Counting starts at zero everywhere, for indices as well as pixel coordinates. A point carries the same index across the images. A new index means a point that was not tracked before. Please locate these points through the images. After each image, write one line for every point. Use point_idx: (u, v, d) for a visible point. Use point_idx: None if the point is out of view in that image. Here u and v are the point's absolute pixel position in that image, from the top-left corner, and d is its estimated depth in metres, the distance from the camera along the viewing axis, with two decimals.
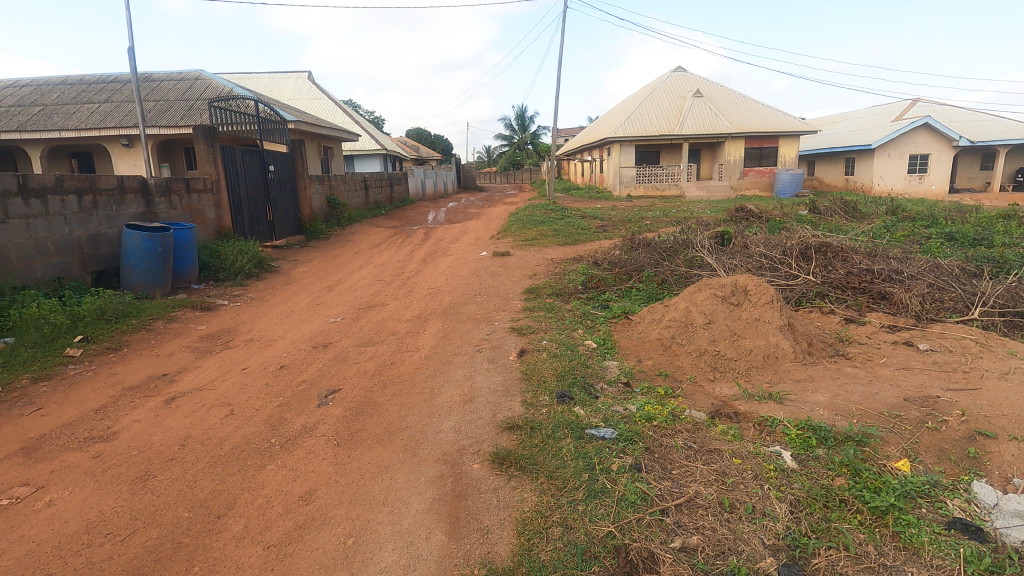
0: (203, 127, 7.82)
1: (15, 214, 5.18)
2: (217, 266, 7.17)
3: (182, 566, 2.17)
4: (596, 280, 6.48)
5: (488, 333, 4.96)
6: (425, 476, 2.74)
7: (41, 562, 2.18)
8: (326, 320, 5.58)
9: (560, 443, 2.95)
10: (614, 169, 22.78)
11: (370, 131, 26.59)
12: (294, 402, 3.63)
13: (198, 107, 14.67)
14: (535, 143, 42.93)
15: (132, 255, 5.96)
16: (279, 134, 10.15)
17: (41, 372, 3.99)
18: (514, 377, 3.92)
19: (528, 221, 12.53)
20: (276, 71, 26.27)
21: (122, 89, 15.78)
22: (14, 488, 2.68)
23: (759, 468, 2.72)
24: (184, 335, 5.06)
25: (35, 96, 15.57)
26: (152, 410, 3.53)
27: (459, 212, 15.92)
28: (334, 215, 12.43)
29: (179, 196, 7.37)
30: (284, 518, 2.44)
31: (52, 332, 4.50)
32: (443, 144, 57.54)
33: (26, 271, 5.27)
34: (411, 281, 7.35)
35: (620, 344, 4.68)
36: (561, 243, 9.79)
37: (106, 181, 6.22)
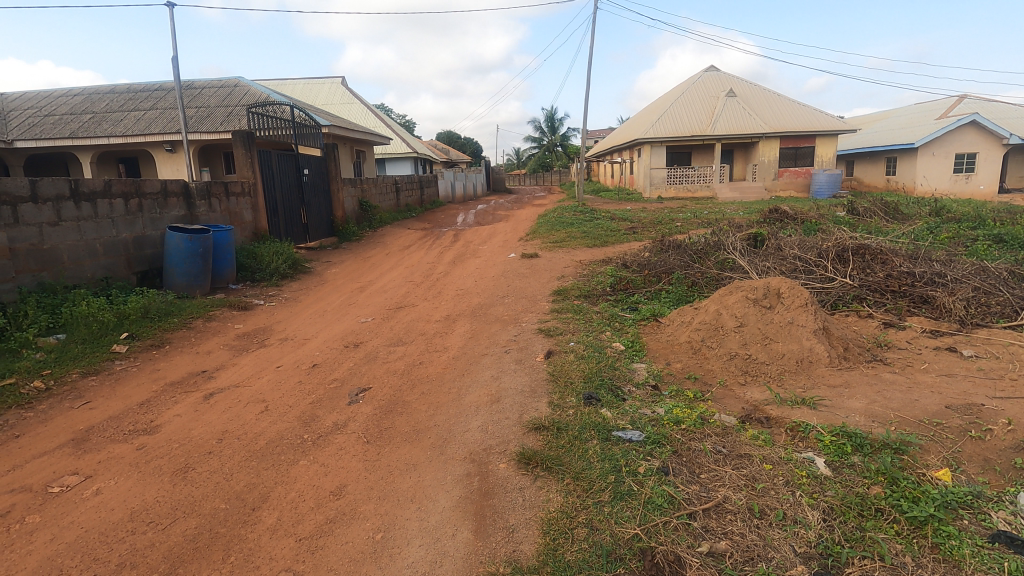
0: (242, 133, 8.09)
1: (67, 217, 5.45)
2: (253, 267, 7.39)
3: (219, 554, 2.25)
4: (625, 282, 6.44)
5: (516, 334, 4.98)
6: (452, 475, 2.77)
7: (89, 547, 2.29)
8: (357, 321, 5.70)
9: (587, 445, 2.95)
10: (644, 171, 22.56)
11: (402, 135, 27.02)
12: (326, 400, 3.72)
13: (238, 114, 15.16)
14: (564, 145, 42.97)
15: (174, 256, 6.20)
16: (313, 138, 10.41)
17: (90, 367, 4.19)
18: (541, 378, 3.94)
19: (556, 222, 12.53)
20: (311, 77, 26.98)
21: (166, 96, 16.45)
22: (65, 477, 2.82)
23: (791, 474, 2.66)
24: (222, 334, 5.23)
25: (87, 104, 16.36)
26: (192, 405, 3.67)
27: (488, 215, 16.02)
28: (366, 218, 12.66)
29: (218, 199, 7.63)
30: (315, 512, 2.51)
31: (100, 329, 4.71)
32: (473, 146, 58.09)
33: (76, 271, 5.53)
34: (439, 283, 7.42)
35: (649, 347, 4.64)
36: (591, 245, 9.74)
37: (151, 185, 6.48)
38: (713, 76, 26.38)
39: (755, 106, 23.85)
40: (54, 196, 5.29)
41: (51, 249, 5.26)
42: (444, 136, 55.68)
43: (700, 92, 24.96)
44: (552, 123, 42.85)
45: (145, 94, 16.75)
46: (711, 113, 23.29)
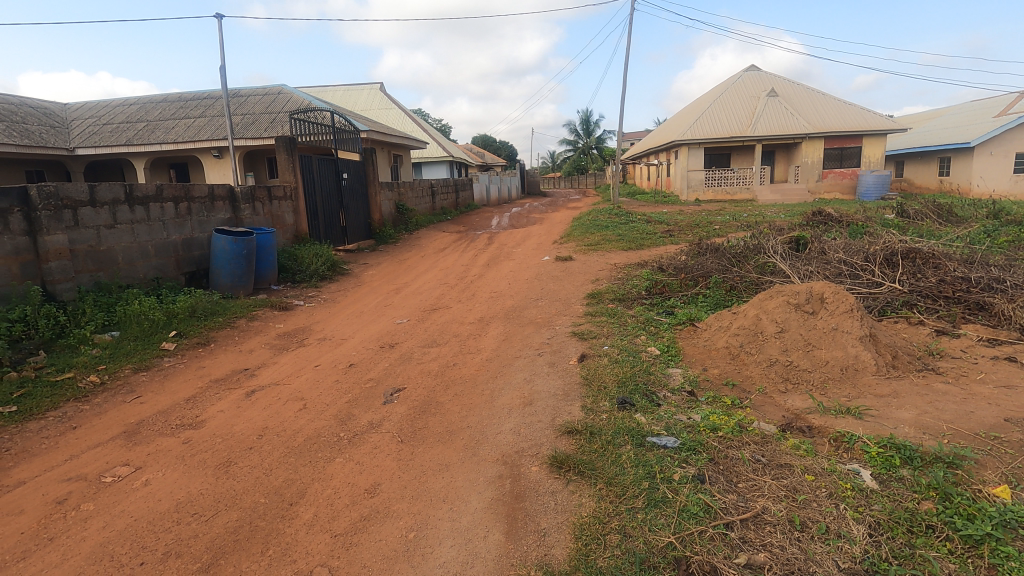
0: (285, 138, 8.35)
1: (122, 220, 5.71)
2: (294, 268, 7.61)
3: (258, 547, 2.32)
4: (660, 285, 6.33)
5: (549, 337, 4.97)
6: (484, 476, 2.78)
7: (138, 536, 2.39)
8: (392, 322, 5.79)
9: (620, 450, 2.91)
10: (681, 173, 22.18)
11: (438, 139, 27.36)
12: (362, 399, 3.79)
13: (281, 120, 15.67)
14: (600, 147, 42.79)
15: (220, 258, 6.43)
16: (352, 143, 10.66)
17: (141, 363, 4.39)
18: (574, 381, 3.91)
19: (591, 225, 12.48)
20: (351, 83, 27.65)
21: (214, 104, 17.13)
22: (117, 467, 2.96)
23: (834, 486, 2.56)
24: (264, 333, 5.39)
25: (141, 113, 17.18)
26: (235, 402, 3.80)
27: (522, 218, 16.05)
28: (402, 221, 12.86)
29: (261, 203, 7.88)
30: (350, 509, 2.55)
31: (150, 327, 4.92)
32: (508, 150, 58.46)
33: (130, 272, 5.80)
34: (474, 285, 7.47)
35: (685, 352, 4.55)
36: (626, 248, 9.65)
37: (199, 190, 6.74)
38: (754, 75, 25.78)
39: (797, 106, 23.18)
40: (111, 200, 5.56)
41: (107, 251, 5.53)
42: (480, 140, 56.29)
43: (740, 92, 24.43)
44: (587, 126, 42.74)
45: (194, 103, 17.48)
46: (751, 113, 22.77)
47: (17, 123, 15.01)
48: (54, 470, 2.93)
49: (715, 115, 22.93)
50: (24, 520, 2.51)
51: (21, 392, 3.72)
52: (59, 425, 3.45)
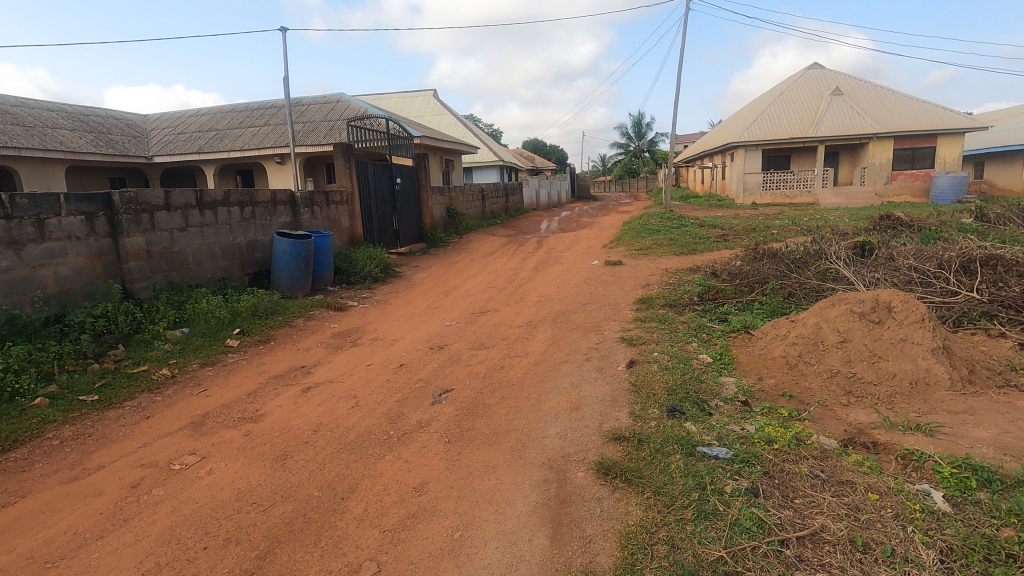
0: (342, 145, 8.67)
1: (193, 223, 6.07)
2: (349, 270, 7.87)
3: (311, 538, 2.40)
4: (713, 291, 6.17)
5: (597, 342, 4.92)
6: (529, 480, 2.79)
7: (202, 521, 2.53)
8: (442, 324, 5.88)
9: (669, 459, 2.84)
10: (737, 176, 21.49)
11: (489, 144, 27.66)
12: (411, 399, 3.87)
13: (339, 127, 16.26)
14: (652, 150, 42.10)
15: (281, 259, 6.74)
16: (406, 148, 10.93)
17: (208, 359, 4.64)
18: (622, 387, 3.85)
19: (642, 229, 12.28)
20: (406, 91, 28.37)
21: (277, 113, 17.95)
22: (184, 456, 3.14)
23: (901, 507, 2.41)
24: (320, 333, 5.60)
25: (211, 123, 18.22)
26: (292, 398, 3.96)
27: (572, 222, 15.98)
28: (452, 225, 13.07)
29: (319, 207, 8.20)
30: (399, 506, 2.61)
31: (217, 324, 5.20)
32: (559, 154, 58.46)
33: (199, 272, 6.15)
34: (522, 289, 7.49)
35: (738, 360, 4.39)
36: (678, 253, 9.43)
37: (263, 195, 7.09)
38: (817, 73, 24.71)
39: (864, 104, 22.04)
40: (183, 205, 5.93)
41: (179, 252, 5.89)
42: (531, 145, 56.55)
43: (802, 91, 23.47)
44: (639, 129, 42.16)
45: (259, 112, 18.40)
46: (814, 113, 21.83)
47: (102, 134, 16.24)
48: (130, 456, 3.15)
49: (775, 115, 22.10)
50: (103, 501, 2.71)
51: (102, 382, 4.02)
52: (134, 413, 3.70)
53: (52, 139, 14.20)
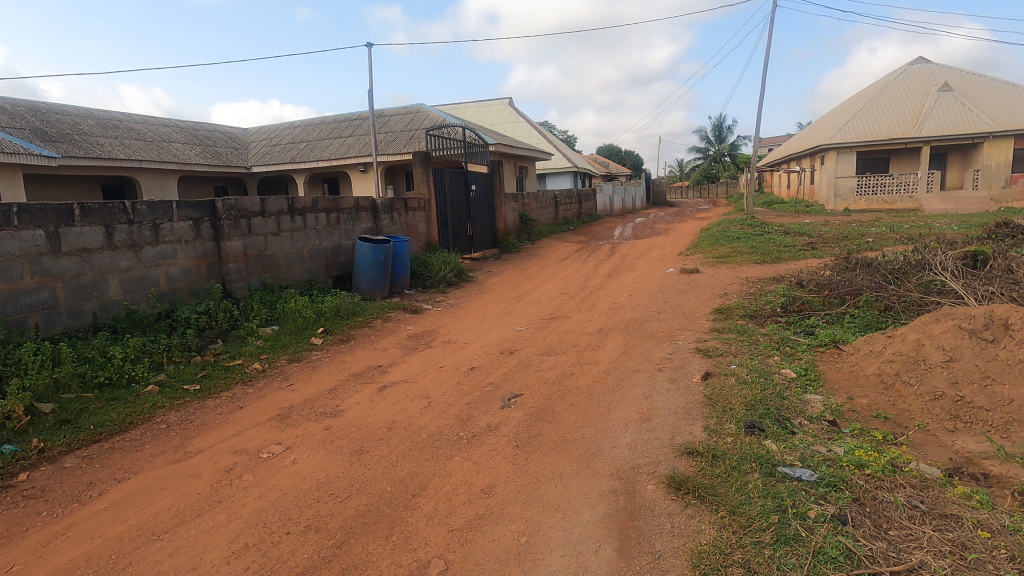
0: (421, 153, 8.99)
1: (285, 228, 6.51)
2: (425, 274, 8.13)
3: (383, 532, 2.50)
4: (798, 302, 5.81)
5: (671, 352, 4.78)
6: (597, 489, 2.74)
7: (285, 508, 2.70)
8: (512, 329, 5.94)
9: (746, 477, 2.70)
10: (828, 180, 20.13)
11: (563, 150, 27.65)
12: (481, 402, 3.94)
13: (418, 137, 16.86)
14: (733, 154, 40.58)
15: (362, 263, 7.08)
16: (481, 156, 11.17)
17: (294, 355, 4.95)
18: (696, 400, 3.71)
19: (721, 236, 11.81)
20: (482, 100, 28.97)
21: (361, 125, 18.89)
22: (271, 446, 3.36)
23: (1019, 549, 2.15)
24: (396, 334, 5.82)
25: (303, 135, 19.47)
26: (369, 395, 4.14)
27: (646, 229, 15.63)
28: (525, 231, 13.18)
29: (398, 214, 8.54)
30: (467, 507, 2.65)
31: (303, 323, 5.54)
32: (634, 160, 57.58)
33: (289, 274, 6.58)
34: (593, 295, 7.42)
35: (826, 376, 4.11)
36: (759, 261, 8.97)
37: (347, 202, 7.50)
38: (923, 68, 22.74)
39: (978, 100, 20.04)
40: (277, 211, 6.38)
41: (272, 255, 6.34)
42: (605, 151, 56.04)
43: (904, 88, 21.69)
44: (720, 132, 40.62)
45: (345, 124, 19.46)
46: (917, 112, 20.11)
47: (209, 146, 17.80)
48: (224, 443, 3.41)
49: (872, 115, 20.54)
50: (201, 483, 2.96)
51: (202, 373, 4.40)
52: (230, 403, 4.02)
53: (167, 152, 15.73)
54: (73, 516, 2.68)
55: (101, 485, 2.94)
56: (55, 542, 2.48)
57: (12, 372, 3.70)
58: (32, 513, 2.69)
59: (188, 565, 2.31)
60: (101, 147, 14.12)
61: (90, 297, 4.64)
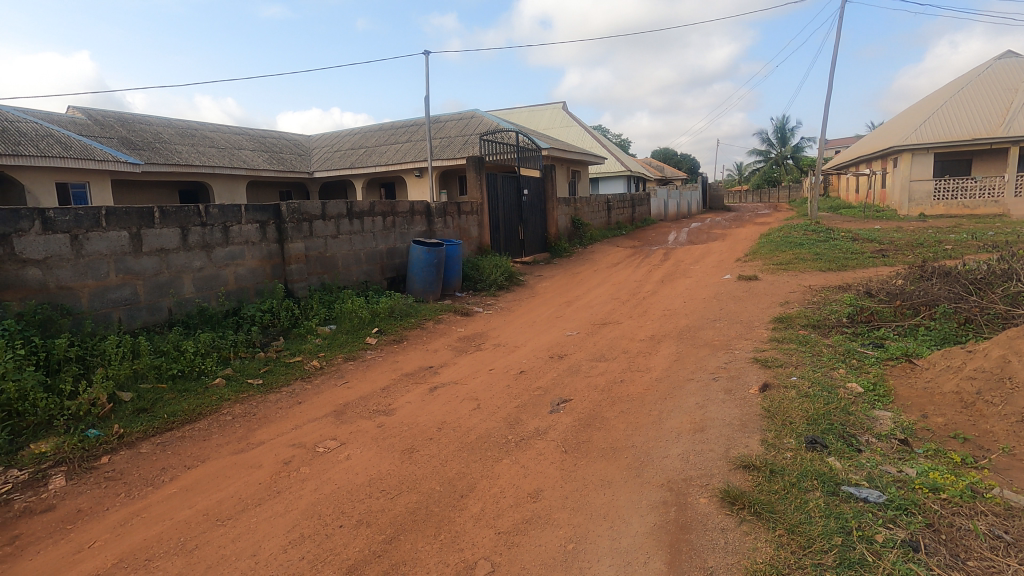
0: (474, 157, 9.12)
1: (344, 231, 6.74)
2: (477, 277, 8.22)
3: (431, 530, 2.54)
4: (867, 313, 5.49)
5: (727, 361, 4.62)
6: (647, 499, 2.68)
7: (338, 502, 2.79)
8: (563, 333, 5.91)
9: (807, 495, 2.58)
10: (901, 183, 18.96)
11: (617, 154, 27.32)
12: (530, 405, 3.94)
13: (472, 142, 17.09)
14: (796, 157, 38.95)
15: (416, 265, 7.24)
16: (534, 160, 11.20)
17: (350, 354, 5.12)
18: (753, 412, 3.57)
19: (783, 242, 11.33)
20: (536, 105, 29.05)
21: (417, 131, 19.35)
22: (327, 440, 3.49)
23: None
24: (447, 336, 5.91)
25: (362, 141, 20.15)
26: (420, 395, 4.22)
27: (702, 234, 15.16)
28: (577, 235, 13.11)
29: (452, 217, 8.68)
30: (514, 510, 2.66)
31: (359, 323, 5.72)
32: (690, 164, 56.24)
33: (347, 275, 6.81)
34: (646, 301, 7.28)
35: (897, 392, 3.85)
36: (824, 268, 8.55)
37: (403, 205, 7.69)
38: (1011, 63, 21.08)
39: None
40: (337, 214, 6.62)
41: (331, 257, 6.58)
42: (659, 155, 55.03)
43: (989, 84, 20.14)
44: (783, 134, 39.01)
45: (402, 130, 19.98)
46: (1004, 109, 18.64)
47: (275, 153, 18.71)
48: (284, 436, 3.57)
49: (953, 113, 19.17)
50: (262, 473, 3.10)
51: (265, 368, 4.61)
52: (289, 398, 4.20)
53: (237, 158, 16.65)
54: (148, 498, 2.87)
55: (173, 471, 3.14)
56: (132, 522, 2.66)
57: (97, 362, 4.00)
58: (113, 493, 2.91)
59: (249, 552, 2.42)
60: (178, 154, 15.10)
61: (167, 295, 4.96)
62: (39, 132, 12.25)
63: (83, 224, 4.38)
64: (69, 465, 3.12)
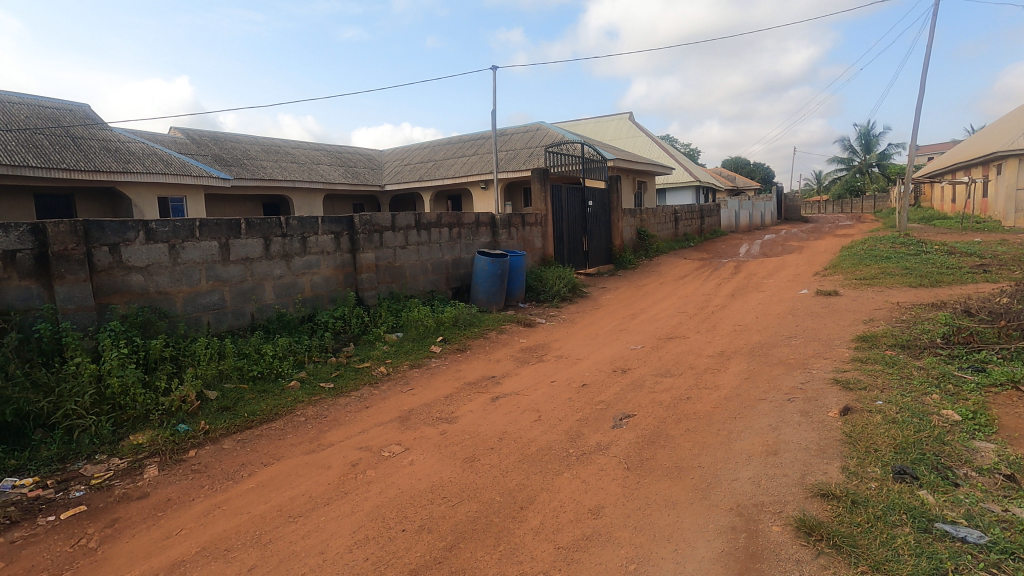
0: (539, 169, 9.18)
1: (412, 241, 6.96)
2: (540, 288, 8.25)
3: (491, 540, 2.54)
4: (966, 333, 5.02)
5: (804, 381, 4.36)
6: (714, 524, 2.57)
7: (402, 506, 2.85)
8: (627, 347, 5.80)
9: (894, 531, 2.38)
10: (1006, 192, 17.34)
11: (686, 163, 26.66)
12: (592, 420, 3.88)
13: (537, 154, 17.23)
14: (883, 164, 36.51)
15: (480, 276, 7.35)
16: (599, 171, 11.13)
17: (416, 361, 5.25)
18: (833, 436, 3.34)
19: (867, 255, 10.61)
20: (602, 116, 28.91)
21: (484, 144, 19.73)
22: (392, 445, 3.59)
23: None
24: (510, 346, 5.95)
25: (431, 155, 20.78)
26: (482, 405, 4.27)
27: (776, 246, 14.47)
28: (643, 247, 12.86)
29: (516, 229, 8.76)
30: (574, 526, 2.62)
31: (424, 332, 5.87)
32: (764, 173, 53.99)
33: (414, 284, 7.01)
34: (714, 316, 7.02)
35: (1002, 422, 3.48)
36: (914, 284, 7.94)
37: (469, 217, 7.85)
38: None
39: None
40: (406, 225, 6.85)
41: (399, 267, 6.80)
42: (731, 164, 53.24)
43: None
44: (868, 140, 36.65)
45: (470, 143, 20.45)
46: None
47: (349, 168, 19.64)
48: (352, 439, 3.70)
49: None
50: (331, 474, 3.23)
51: (336, 373, 4.82)
52: (358, 402, 4.36)
53: (315, 173, 17.63)
54: (229, 491, 3.06)
55: (251, 467, 3.33)
56: (214, 513, 2.84)
57: (188, 362, 4.32)
58: (198, 485, 3.12)
59: (317, 549, 2.52)
60: (263, 169, 16.18)
61: (250, 301, 5.31)
62: (146, 151, 13.53)
63: (179, 235, 4.78)
64: (162, 457, 3.39)
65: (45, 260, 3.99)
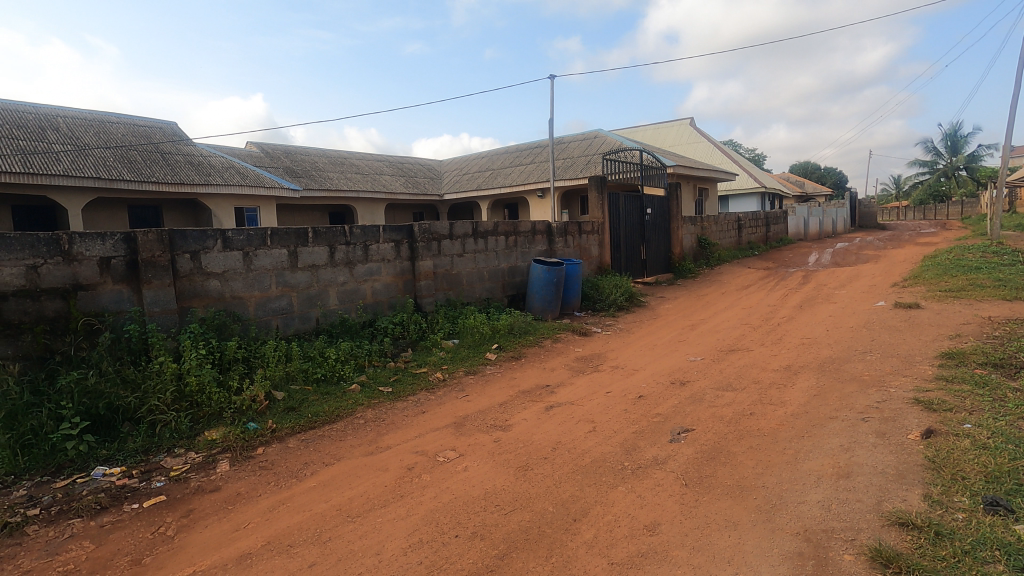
0: (597, 176, 9.10)
1: (469, 249, 7.06)
2: (596, 297, 8.16)
3: (544, 551, 2.52)
4: None
5: (880, 400, 4.07)
6: (780, 548, 2.43)
7: (456, 512, 2.88)
8: (685, 358, 5.63)
9: (986, 569, 2.17)
10: None
11: (751, 169, 25.68)
12: (648, 432, 3.78)
13: (595, 161, 17.09)
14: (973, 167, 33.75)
15: (536, 284, 7.34)
16: (659, 178, 10.90)
17: (471, 368, 5.31)
18: (913, 460, 3.10)
19: (954, 265, 9.82)
20: (661, 122, 28.36)
21: (541, 152, 19.79)
22: (447, 451, 3.64)
23: None
24: (565, 355, 5.91)
25: (489, 164, 21.05)
26: (536, 413, 4.25)
27: (850, 255, 13.66)
28: (704, 255, 12.48)
29: (572, 237, 8.71)
30: (628, 542, 2.56)
31: (480, 339, 5.93)
32: (836, 178, 51.20)
33: (470, 291, 7.11)
34: (780, 328, 6.70)
35: None
36: (1008, 297, 7.27)
37: (525, 225, 7.89)
38: None
39: None
40: (463, 234, 6.96)
41: (457, 274, 6.92)
42: (800, 169, 50.85)
43: None
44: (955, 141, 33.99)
45: (527, 152, 20.57)
46: None
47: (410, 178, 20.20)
48: (408, 442, 3.78)
49: None
50: (388, 476, 3.31)
51: (395, 377, 4.96)
52: (414, 407, 4.45)
53: (378, 183, 18.26)
54: (293, 489, 3.20)
55: (313, 466, 3.47)
56: (279, 509, 2.98)
57: (259, 363, 4.57)
58: (265, 481, 3.28)
59: (374, 550, 2.59)
60: (330, 180, 16.93)
61: (315, 306, 5.55)
62: (225, 164, 14.48)
63: (253, 243, 5.07)
64: (233, 452, 3.58)
65: (135, 266, 4.33)
